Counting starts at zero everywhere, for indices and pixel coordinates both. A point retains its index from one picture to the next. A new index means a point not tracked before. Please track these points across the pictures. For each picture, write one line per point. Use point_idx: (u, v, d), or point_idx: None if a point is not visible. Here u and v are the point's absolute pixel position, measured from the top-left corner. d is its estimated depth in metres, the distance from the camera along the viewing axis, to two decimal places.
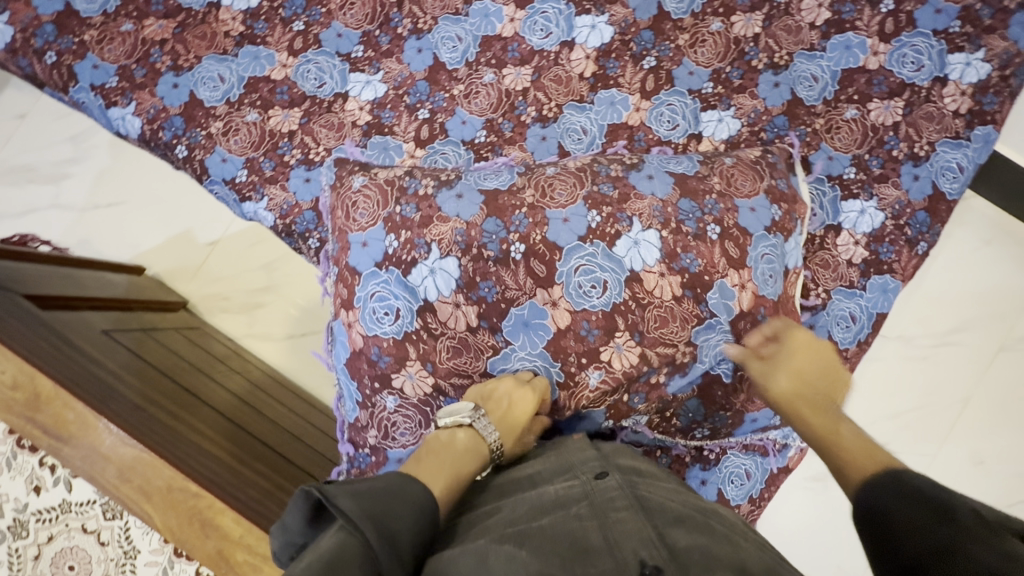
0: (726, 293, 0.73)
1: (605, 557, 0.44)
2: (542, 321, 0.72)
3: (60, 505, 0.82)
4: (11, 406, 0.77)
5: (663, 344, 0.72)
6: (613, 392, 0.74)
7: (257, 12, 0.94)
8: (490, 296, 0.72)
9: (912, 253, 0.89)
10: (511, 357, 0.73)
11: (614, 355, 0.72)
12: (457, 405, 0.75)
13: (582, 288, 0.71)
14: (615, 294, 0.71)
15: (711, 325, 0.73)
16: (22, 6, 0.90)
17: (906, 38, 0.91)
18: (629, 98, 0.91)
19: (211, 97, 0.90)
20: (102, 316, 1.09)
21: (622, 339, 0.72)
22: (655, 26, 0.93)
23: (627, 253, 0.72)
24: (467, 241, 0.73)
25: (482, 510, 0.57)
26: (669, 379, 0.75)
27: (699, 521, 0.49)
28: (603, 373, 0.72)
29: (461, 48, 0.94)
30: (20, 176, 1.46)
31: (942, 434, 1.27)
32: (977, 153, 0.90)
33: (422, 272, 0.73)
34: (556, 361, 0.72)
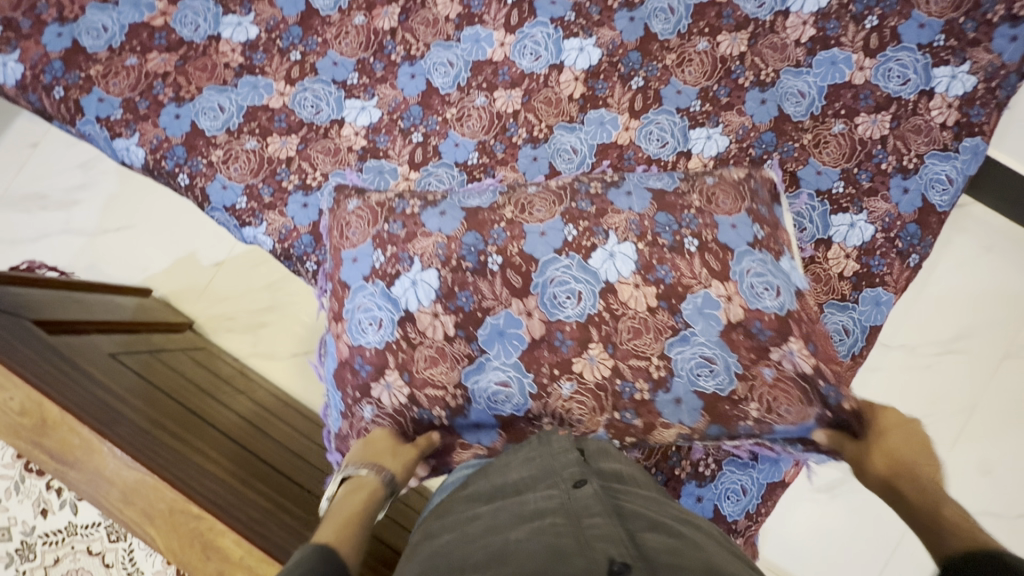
0: (708, 305, 0.73)
1: (578, 558, 0.45)
2: (517, 330, 0.74)
3: (66, 528, 0.83)
4: (19, 432, 0.79)
5: (637, 355, 0.73)
6: (601, 412, 0.73)
7: (256, 43, 0.97)
8: (469, 305, 0.74)
9: (904, 266, 0.89)
10: (485, 367, 0.74)
11: (586, 367, 0.73)
12: (428, 417, 0.75)
13: (556, 299, 0.73)
14: (591, 304, 0.74)
15: (686, 338, 0.73)
16: (32, 44, 0.94)
17: (891, 53, 0.92)
18: (617, 117, 0.93)
19: (212, 126, 0.93)
20: (110, 339, 1.12)
21: (595, 349, 0.73)
22: (642, 46, 0.95)
23: (603, 265, 0.74)
24: (448, 253, 0.75)
25: (466, 519, 0.58)
26: (652, 396, 0.72)
27: (675, 529, 0.50)
28: (575, 384, 0.73)
29: (453, 73, 0.96)
30: (31, 203, 1.50)
31: (949, 442, 1.25)
32: (966, 164, 0.90)
33: (404, 285, 0.75)
34: (528, 372, 0.73)
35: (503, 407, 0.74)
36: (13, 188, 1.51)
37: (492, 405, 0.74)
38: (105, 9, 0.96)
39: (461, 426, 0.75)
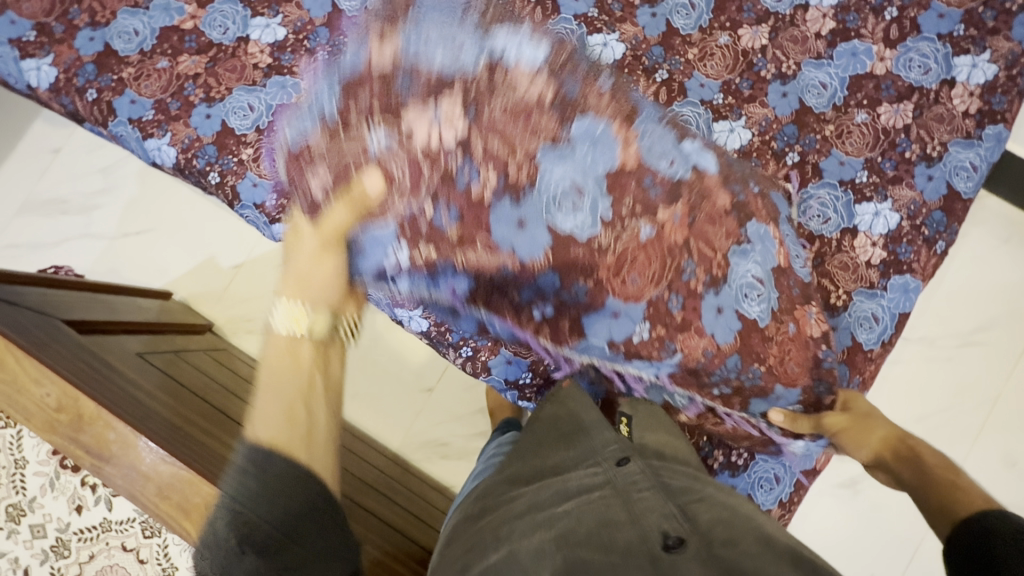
0: (767, 233, 0.74)
1: (630, 530, 0.49)
2: (611, 144, 0.70)
3: (100, 524, 0.84)
4: (55, 427, 0.79)
5: (708, 240, 0.71)
6: (655, 284, 0.72)
7: (284, 44, 0.98)
8: (572, 93, 0.71)
9: (931, 253, 0.90)
10: (568, 156, 0.69)
11: (670, 219, 0.70)
12: (473, 176, 0.71)
13: (653, 150, 0.71)
14: (678, 171, 0.71)
15: (746, 252, 0.72)
16: (66, 48, 0.95)
17: (911, 43, 0.93)
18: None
19: (242, 125, 0.94)
20: (137, 339, 1.12)
21: (678, 212, 0.70)
22: (665, 40, 0.96)
23: (695, 155, 0.73)
24: (561, 55, 0.74)
25: (506, 496, 0.60)
26: (703, 294, 0.72)
27: (719, 499, 0.54)
28: (654, 230, 0.70)
29: None
30: (52, 209, 1.51)
31: (974, 434, 1.25)
32: (990, 152, 0.91)
33: (508, 38, 0.72)
34: (607, 194, 0.70)
35: (560, 213, 0.70)
36: (33, 194, 1.52)
37: (549, 205, 0.70)
38: (136, 14, 0.98)
39: (500, 208, 0.71)
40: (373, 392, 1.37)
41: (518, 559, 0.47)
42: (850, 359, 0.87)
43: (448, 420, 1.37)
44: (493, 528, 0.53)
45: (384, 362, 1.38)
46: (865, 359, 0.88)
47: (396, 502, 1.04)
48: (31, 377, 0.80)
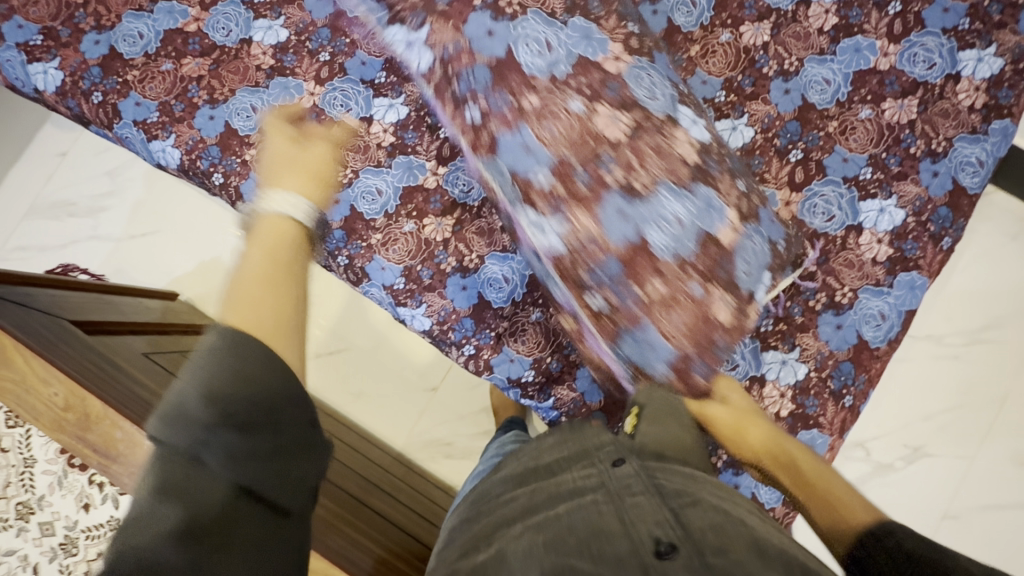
0: (716, 205, 0.77)
1: (622, 538, 0.48)
2: (602, 49, 0.82)
3: (108, 522, 0.85)
4: (64, 427, 0.82)
5: (640, 156, 0.77)
6: (577, 157, 0.77)
7: (286, 45, 0.99)
8: (593, 9, 0.85)
9: (937, 249, 0.89)
10: (553, 27, 0.81)
11: (607, 119, 0.78)
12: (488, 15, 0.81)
13: (642, 81, 0.81)
14: (658, 109, 0.80)
15: (680, 199, 0.76)
16: (71, 51, 0.97)
17: (915, 38, 0.92)
18: (607, 41, 0.82)
19: (245, 126, 0.95)
20: (143, 339, 1.13)
21: (624, 115, 0.78)
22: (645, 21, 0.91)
23: (687, 122, 0.82)
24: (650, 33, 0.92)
25: (501, 499, 0.59)
26: (611, 191, 0.76)
27: (715, 504, 0.53)
28: (584, 108, 0.78)
29: (545, 57, 0.79)
30: (60, 212, 1.53)
31: (981, 436, 1.24)
32: (996, 147, 0.90)
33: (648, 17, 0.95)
34: (568, 65, 0.80)
35: (525, 50, 0.79)
36: (42, 197, 1.54)
37: (520, 39, 0.79)
38: (141, 17, 0.99)
39: (480, 45, 0.80)
40: (379, 391, 1.38)
41: (506, 561, 0.47)
42: (855, 357, 0.87)
43: (452, 419, 1.37)
44: (486, 533, 0.54)
45: (390, 361, 1.39)
46: (871, 356, 0.88)
47: (400, 501, 1.05)
48: (40, 376, 0.81)
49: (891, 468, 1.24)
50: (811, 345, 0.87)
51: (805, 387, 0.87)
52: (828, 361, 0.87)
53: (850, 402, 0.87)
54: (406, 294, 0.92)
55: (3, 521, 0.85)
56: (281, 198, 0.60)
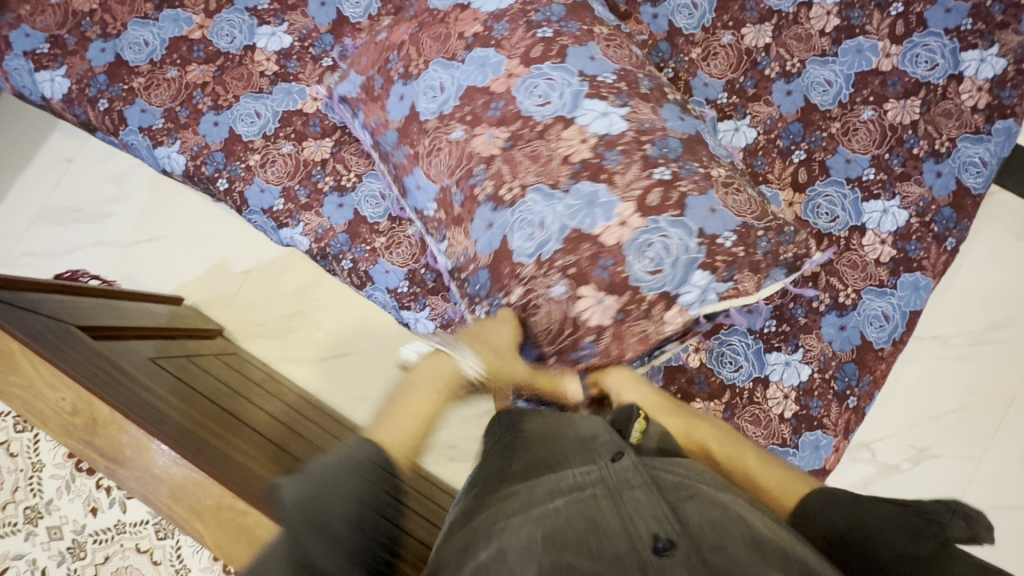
0: (601, 199, 0.76)
1: (621, 536, 0.49)
2: (494, 71, 0.81)
3: (115, 526, 0.85)
4: (71, 431, 0.81)
5: (513, 167, 0.78)
6: (450, 176, 0.82)
7: (289, 51, 0.99)
8: (497, 33, 0.82)
9: (941, 250, 0.89)
10: (448, 67, 0.83)
11: (483, 143, 0.80)
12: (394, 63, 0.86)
13: (535, 90, 0.79)
14: (545, 114, 0.79)
15: (548, 201, 0.77)
16: (78, 59, 0.98)
17: (917, 39, 0.92)
18: (503, 61, 0.81)
19: (249, 131, 0.96)
20: (149, 344, 1.13)
21: (499, 134, 0.79)
22: (571, 7, 0.85)
23: (589, 118, 0.78)
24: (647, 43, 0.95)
25: (499, 492, 0.59)
26: (481, 204, 0.79)
27: (712, 498, 0.54)
28: (464, 136, 0.80)
29: (440, 99, 0.82)
30: (67, 218, 1.54)
31: (988, 437, 1.23)
32: (1000, 147, 0.90)
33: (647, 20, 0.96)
34: (456, 99, 0.81)
35: (423, 101, 0.83)
36: (49, 202, 1.55)
37: (420, 92, 0.83)
38: (146, 25, 0.99)
39: (394, 95, 0.86)
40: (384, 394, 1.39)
41: (508, 560, 0.48)
42: (860, 358, 0.87)
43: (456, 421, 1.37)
44: (485, 522, 0.54)
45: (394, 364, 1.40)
46: (876, 357, 0.87)
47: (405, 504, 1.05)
48: (47, 381, 0.82)
49: (897, 469, 1.23)
50: (815, 346, 0.87)
51: (810, 388, 0.86)
52: (832, 362, 0.87)
53: (855, 403, 0.87)
54: (410, 297, 0.93)
55: (12, 524, 0.86)
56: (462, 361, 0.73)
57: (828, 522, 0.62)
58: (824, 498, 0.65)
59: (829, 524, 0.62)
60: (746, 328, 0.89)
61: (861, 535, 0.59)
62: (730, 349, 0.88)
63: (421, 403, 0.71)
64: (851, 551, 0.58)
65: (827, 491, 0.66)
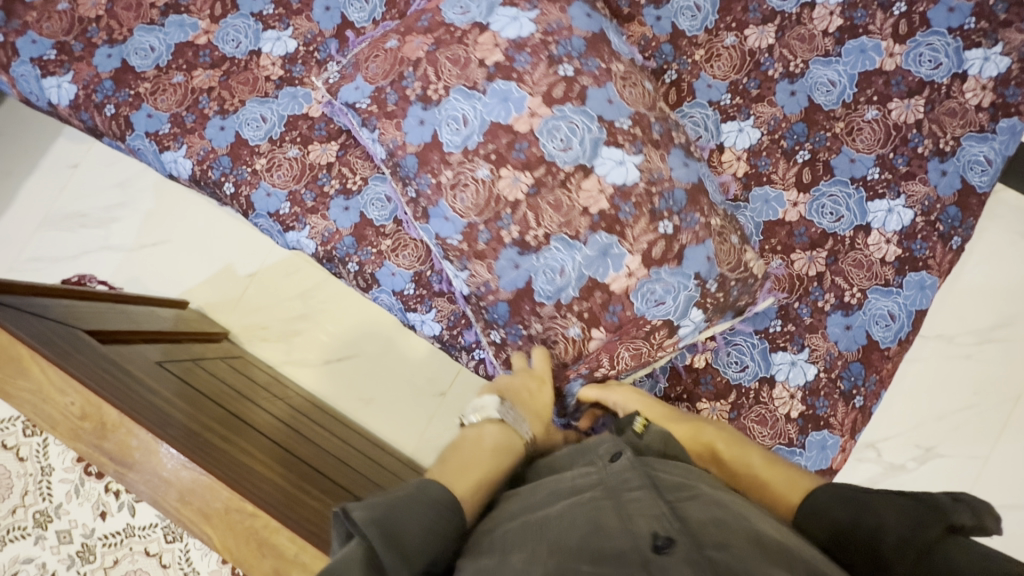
0: (614, 251, 0.78)
1: (623, 534, 0.48)
2: (517, 108, 0.80)
3: (124, 530, 0.86)
4: (80, 435, 0.82)
5: (538, 214, 0.79)
6: (476, 212, 0.81)
7: (294, 56, 1.00)
8: (519, 65, 0.81)
9: (947, 248, 0.89)
10: (472, 100, 0.81)
11: (508, 185, 0.80)
12: (411, 83, 0.84)
13: (555, 132, 0.79)
14: (567, 160, 0.79)
15: (572, 249, 0.78)
16: (84, 65, 0.98)
17: (921, 38, 0.92)
18: (526, 98, 0.80)
19: (255, 136, 0.96)
20: (155, 348, 1.14)
21: (524, 176, 0.79)
22: (590, 40, 0.84)
23: (607, 167, 0.79)
24: (648, 45, 0.96)
25: (504, 502, 0.61)
26: (506, 245, 0.80)
27: (715, 500, 0.53)
28: (490, 177, 0.80)
29: (463, 133, 0.81)
30: (73, 222, 1.55)
31: (994, 436, 1.23)
32: (1005, 145, 0.90)
33: (652, 18, 0.96)
34: (479, 133, 0.80)
35: (445, 131, 0.82)
36: (54, 207, 1.56)
37: (442, 121, 0.82)
38: (152, 31, 1.00)
39: (412, 114, 0.84)
40: (389, 397, 1.39)
41: (508, 562, 0.47)
42: (865, 357, 0.87)
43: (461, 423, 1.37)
44: (488, 539, 0.53)
45: (399, 366, 1.40)
46: (882, 357, 0.87)
47: None
48: (56, 386, 0.82)
49: (903, 468, 1.23)
50: (821, 346, 0.87)
51: (816, 388, 0.87)
52: (838, 362, 0.87)
53: (861, 402, 0.87)
54: (416, 300, 0.93)
55: (21, 528, 0.86)
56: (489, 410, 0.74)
57: (831, 519, 0.60)
58: (829, 496, 0.63)
59: (834, 524, 0.60)
60: (751, 328, 0.89)
61: (867, 534, 0.57)
62: (736, 348, 0.88)
63: (482, 461, 0.67)
64: (856, 548, 0.57)
65: (830, 487, 0.64)
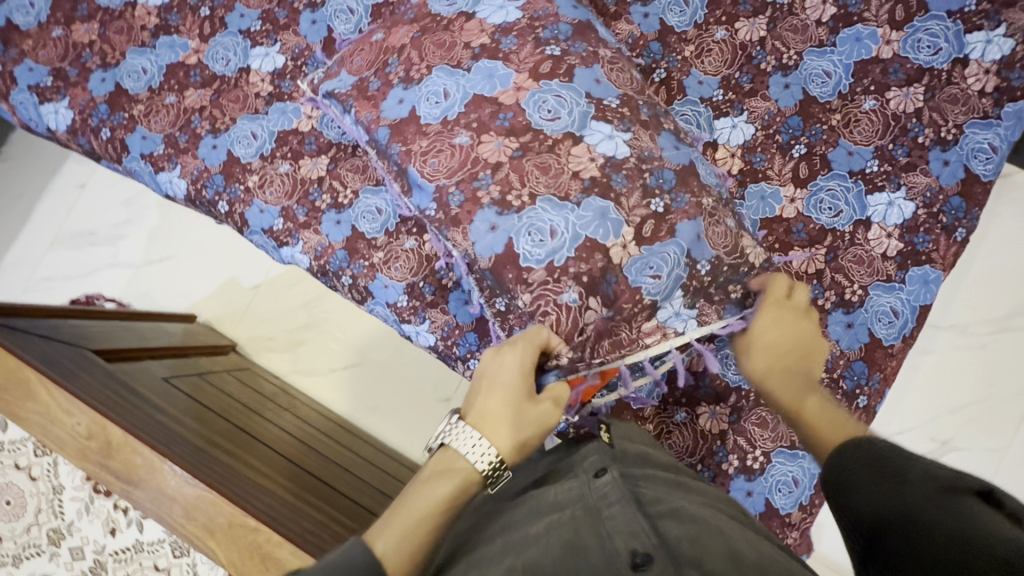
0: (612, 215, 0.75)
1: (598, 553, 0.50)
2: (502, 84, 0.80)
3: (133, 546, 0.88)
4: (87, 454, 0.83)
5: (522, 175, 0.76)
6: (453, 174, 0.78)
7: (283, 71, 1.00)
8: (505, 47, 0.81)
9: (951, 241, 0.86)
10: (456, 75, 0.81)
11: (493, 151, 0.78)
12: (394, 67, 0.84)
13: (542, 105, 0.78)
14: (556, 130, 0.77)
15: (557, 212, 0.75)
16: (80, 91, 1.00)
17: (919, 23, 0.89)
18: (511, 74, 0.80)
19: (247, 153, 0.97)
20: (162, 364, 1.16)
21: (507, 141, 0.78)
22: (577, 27, 0.83)
23: (595, 139, 0.77)
24: (636, 43, 0.94)
25: (490, 518, 0.62)
26: (484, 206, 0.77)
27: (693, 514, 0.55)
28: (471, 140, 0.79)
29: (445, 105, 0.80)
30: (82, 242, 1.58)
31: (1012, 427, 1.19)
32: (1010, 131, 0.87)
33: (639, 15, 0.95)
34: (462, 103, 0.80)
35: (425, 105, 0.81)
36: (63, 228, 1.60)
37: (421, 96, 0.81)
38: (144, 52, 1.01)
39: (393, 92, 0.83)
40: (393, 404, 1.40)
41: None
42: (869, 356, 0.85)
43: None
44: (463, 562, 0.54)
45: (402, 373, 1.41)
46: (886, 354, 0.85)
47: None
48: (62, 407, 0.84)
49: None
50: None
51: None
52: (840, 361, 0.85)
53: (864, 402, 0.85)
54: (409, 311, 0.93)
55: (37, 546, 0.89)
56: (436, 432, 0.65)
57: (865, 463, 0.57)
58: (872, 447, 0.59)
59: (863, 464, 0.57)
60: None
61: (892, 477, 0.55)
62: None
63: (416, 498, 0.59)
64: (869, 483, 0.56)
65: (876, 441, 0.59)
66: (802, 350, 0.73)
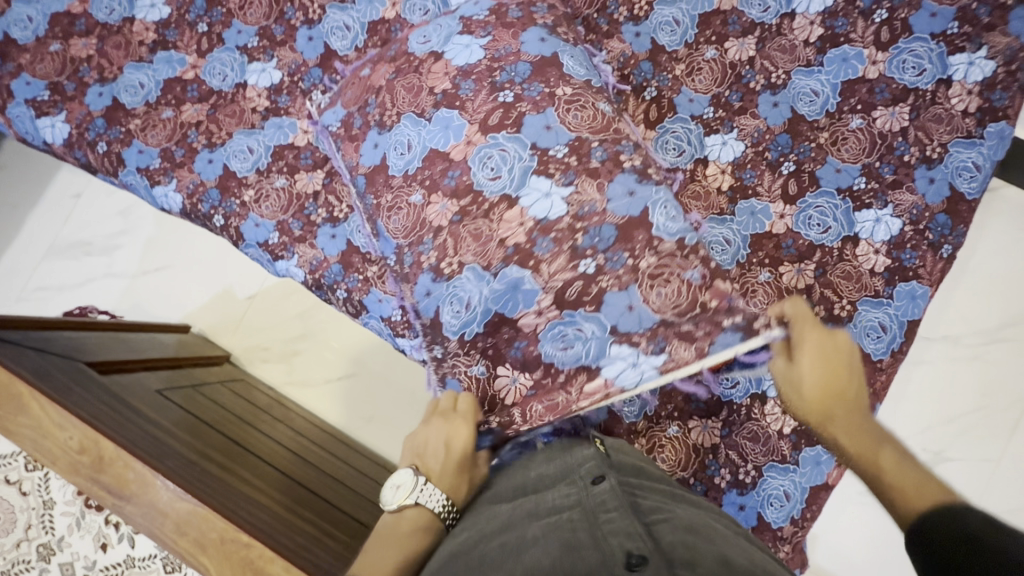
0: (526, 286, 0.76)
1: (592, 551, 0.48)
2: (456, 135, 0.81)
3: (125, 561, 0.88)
4: (78, 468, 0.82)
5: (457, 242, 0.79)
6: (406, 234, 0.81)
7: (280, 86, 1.01)
8: (463, 92, 0.82)
9: (938, 257, 0.88)
10: (414, 126, 0.83)
11: (436, 214, 0.80)
12: (373, 106, 0.87)
13: (484, 163, 0.79)
14: (494, 190, 0.78)
15: (480, 282, 0.77)
16: (77, 105, 1.01)
17: (904, 44, 0.91)
18: (465, 125, 0.81)
19: (242, 167, 0.98)
20: (156, 375, 1.16)
21: (447, 202, 0.80)
22: (538, 64, 0.83)
23: (531, 199, 0.77)
24: (626, 62, 0.96)
25: (486, 516, 0.63)
26: (423, 271, 0.81)
27: (689, 526, 0.54)
28: (423, 199, 0.81)
29: (408, 156, 0.82)
30: (77, 252, 1.58)
31: (1004, 437, 1.20)
32: (993, 150, 0.88)
33: (631, 34, 0.97)
34: (416, 159, 0.82)
35: (393, 155, 0.84)
36: (59, 238, 1.60)
37: (391, 144, 0.84)
38: (141, 68, 1.02)
39: (369, 135, 0.86)
40: (390, 414, 1.40)
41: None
42: None
43: None
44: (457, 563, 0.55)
45: (399, 383, 1.41)
46: (874, 369, 0.86)
47: None
48: (54, 421, 0.83)
49: None
50: None
51: None
52: None
53: None
54: (403, 326, 0.92)
55: (26, 562, 0.89)
56: (401, 489, 0.67)
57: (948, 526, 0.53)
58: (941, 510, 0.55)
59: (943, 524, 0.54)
60: None
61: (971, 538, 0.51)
62: None
63: (398, 545, 0.64)
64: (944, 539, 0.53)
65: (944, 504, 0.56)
66: (857, 387, 0.68)
